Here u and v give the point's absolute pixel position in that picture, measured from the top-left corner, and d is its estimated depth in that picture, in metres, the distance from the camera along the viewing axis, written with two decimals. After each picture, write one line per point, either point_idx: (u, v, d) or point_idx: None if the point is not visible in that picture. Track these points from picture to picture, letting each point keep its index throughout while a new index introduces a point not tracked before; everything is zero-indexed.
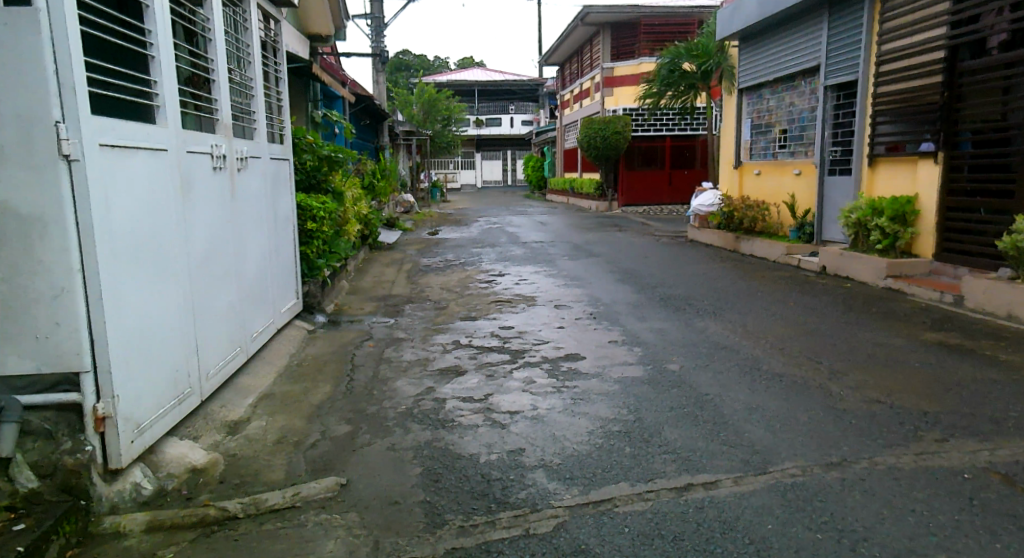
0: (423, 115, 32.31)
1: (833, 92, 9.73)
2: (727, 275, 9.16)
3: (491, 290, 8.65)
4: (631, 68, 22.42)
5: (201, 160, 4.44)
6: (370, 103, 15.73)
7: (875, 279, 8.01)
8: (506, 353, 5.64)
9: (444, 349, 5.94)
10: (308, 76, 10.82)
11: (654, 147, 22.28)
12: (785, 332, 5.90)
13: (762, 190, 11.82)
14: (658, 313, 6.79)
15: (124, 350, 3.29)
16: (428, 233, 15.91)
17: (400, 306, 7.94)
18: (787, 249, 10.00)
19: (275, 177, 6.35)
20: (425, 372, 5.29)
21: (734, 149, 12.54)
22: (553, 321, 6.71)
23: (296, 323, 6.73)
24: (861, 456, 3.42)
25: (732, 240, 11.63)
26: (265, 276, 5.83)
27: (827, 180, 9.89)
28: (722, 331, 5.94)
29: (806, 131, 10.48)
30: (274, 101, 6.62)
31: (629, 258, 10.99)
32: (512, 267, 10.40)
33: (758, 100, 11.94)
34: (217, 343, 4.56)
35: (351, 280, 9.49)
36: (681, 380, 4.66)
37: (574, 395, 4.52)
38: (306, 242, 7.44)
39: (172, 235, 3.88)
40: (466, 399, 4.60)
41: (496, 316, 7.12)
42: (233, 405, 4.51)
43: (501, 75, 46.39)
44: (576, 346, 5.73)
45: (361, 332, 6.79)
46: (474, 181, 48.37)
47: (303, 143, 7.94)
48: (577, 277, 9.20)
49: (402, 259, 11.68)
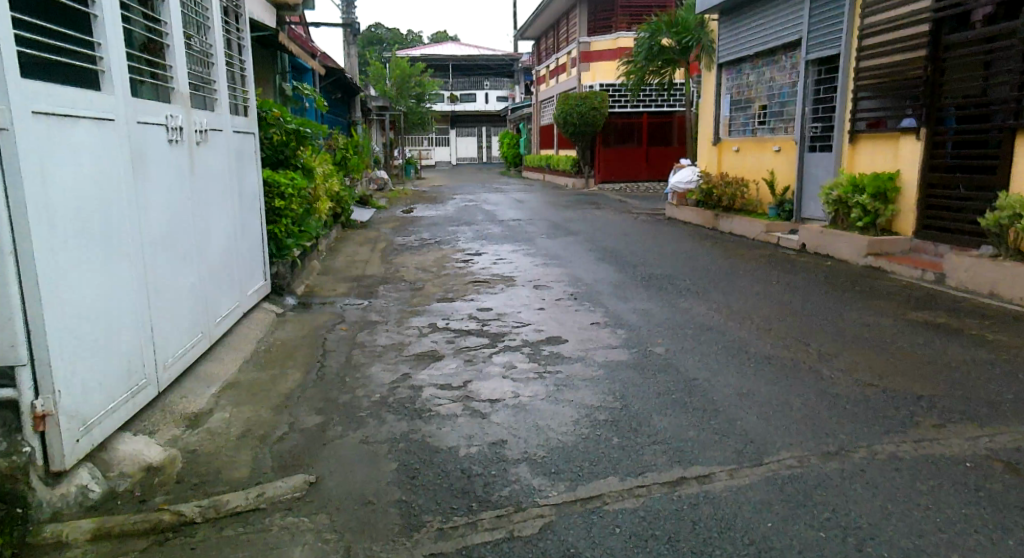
0: (396, 91, 31.71)
1: (814, 66, 9.49)
2: (708, 253, 9.01)
3: (468, 270, 8.41)
4: (608, 43, 22.05)
5: (154, 132, 4.15)
6: (341, 76, 15.29)
7: (855, 257, 7.86)
8: (485, 337, 5.41)
9: (419, 333, 5.68)
10: (276, 47, 10.40)
11: (631, 124, 22.03)
12: (770, 312, 5.73)
13: (741, 167, 11.65)
14: (641, 293, 6.59)
15: (64, 339, 3.04)
16: (402, 211, 15.56)
17: (374, 287, 7.65)
18: (766, 228, 9.85)
19: (241, 152, 6.07)
20: (401, 357, 5.05)
21: (713, 125, 12.36)
22: (533, 302, 6.49)
23: (263, 307, 6.44)
24: (860, 444, 3.21)
25: (710, 218, 11.49)
26: (231, 256, 5.56)
27: (806, 156, 9.68)
28: (708, 311, 5.76)
29: (786, 107, 10.31)
30: (237, 70, 6.29)
31: (607, 236, 10.79)
32: (489, 246, 10.16)
33: (738, 75, 11.72)
34: (176, 328, 4.32)
35: (324, 260, 9.17)
36: (667, 364, 4.45)
37: (557, 381, 4.32)
38: (274, 220, 7.13)
39: (122, 212, 3.63)
40: (444, 387, 4.37)
41: (473, 297, 6.89)
42: (195, 396, 4.28)
43: (476, 50, 45.70)
44: (558, 328, 5.50)
45: (333, 314, 6.51)
46: (448, 158, 47.82)
47: (269, 117, 7.58)
48: (556, 256, 8.98)
49: (376, 237, 11.39)
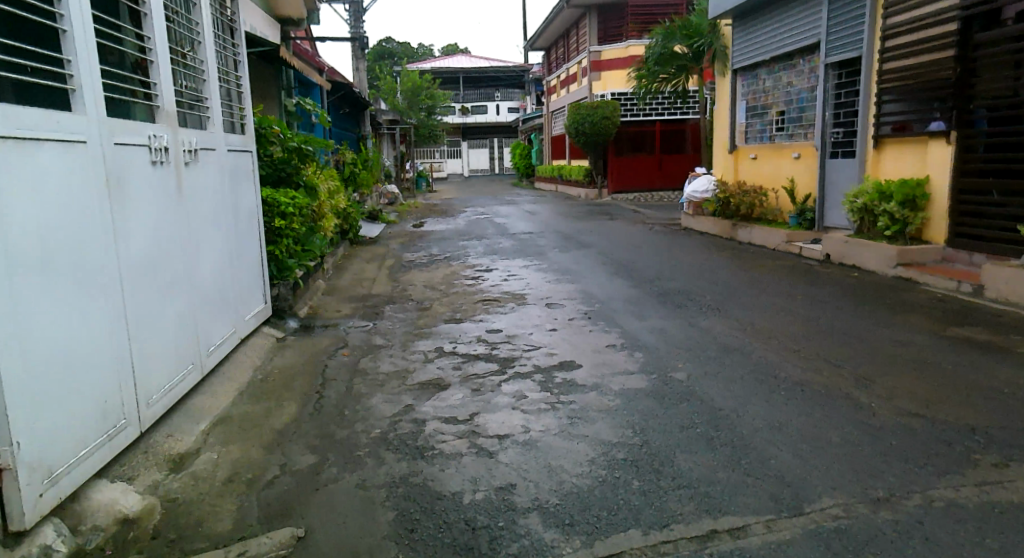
0: (406, 104, 31.59)
1: (834, 69, 9.11)
2: (727, 265, 8.65)
3: (478, 287, 8.10)
4: (618, 51, 21.67)
5: (135, 154, 3.91)
6: (349, 90, 15.09)
7: (884, 267, 7.46)
8: (494, 362, 5.09)
9: (425, 358, 5.37)
10: (279, 62, 10.20)
11: (643, 131, 21.69)
12: (798, 330, 5.37)
13: (759, 175, 11.29)
14: (658, 311, 6.25)
15: (15, 381, 2.79)
16: (412, 226, 15.32)
17: (379, 307, 7.36)
18: (787, 237, 9.47)
19: (237, 172, 5.83)
20: (404, 387, 4.73)
21: (729, 132, 12.01)
22: (544, 322, 6.16)
23: (262, 331, 6.16)
24: (913, 490, 2.84)
25: (728, 228, 11.13)
26: (224, 280, 5.32)
27: (828, 163, 9.30)
28: (731, 330, 5.40)
29: (805, 112, 9.95)
30: (234, 87, 6.07)
31: (621, 249, 10.45)
32: (499, 261, 9.85)
33: (754, 81, 11.38)
34: (162, 361, 4.07)
35: (329, 279, 8.90)
36: (690, 391, 4.10)
37: (570, 413, 3.98)
38: (274, 240, 6.86)
39: (93, 241, 3.38)
40: (448, 421, 4.05)
41: (483, 317, 6.57)
42: (182, 433, 4.01)
43: (487, 62, 45.62)
44: (571, 352, 5.17)
45: (336, 338, 6.22)
46: (460, 170, 47.65)
47: (269, 133, 7.33)
48: (569, 271, 8.66)
49: (384, 254, 11.12)
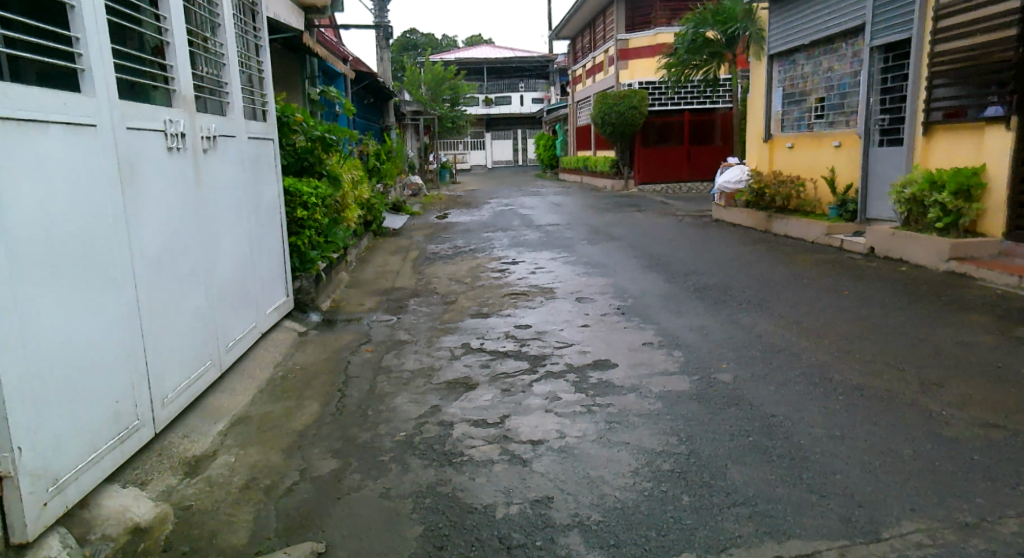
0: (430, 95, 31.39)
1: (880, 53, 8.69)
2: (764, 259, 8.32)
3: (505, 280, 7.84)
4: (647, 39, 21.31)
5: (150, 140, 3.69)
6: (373, 80, 14.89)
7: (934, 261, 7.09)
8: (524, 360, 4.83)
9: (451, 355, 5.13)
10: (303, 50, 10.01)
11: (672, 122, 21.39)
12: (848, 328, 5.04)
13: (796, 165, 10.91)
14: (695, 307, 5.95)
15: (16, 384, 2.59)
16: (436, 217, 15.09)
17: (403, 301, 7.15)
18: (826, 229, 9.11)
19: (258, 161, 5.62)
20: (429, 386, 4.49)
21: (764, 120, 11.64)
22: (575, 318, 5.89)
23: (284, 326, 5.96)
24: (1001, 514, 2.53)
25: (763, 220, 10.78)
26: (244, 273, 5.11)
27: (872, 151, 8.91)
28: (775, 328, 5.10)
29: (847, 99, 9.55)
30: (255, 72, 5.87)
31: (651, 241, 10.14)
32: (526, 253, 9.60)
33: (792, 66, 10.97)
34: (177, 359, 3.87)
35: (352, 272, 8.70)
36: (737, 396, 3.82)
37: (608, 418, 3.72)
38: (296, 232, 6.66)
39: (102, 232, 3.17)
40: (478, 424, 3.80)
41: (510, 312, 6.31)
42: (199, 434, 3.80)
43: (511, 53, 45.27)
44: (605, 350, 4.90)
45: (359, 333, 6.00)
46: (484, 162, 47.38)
47: (291, 121, 7.12)
48: (598, 264, 8.38)
49: (408, 246, 10.91)
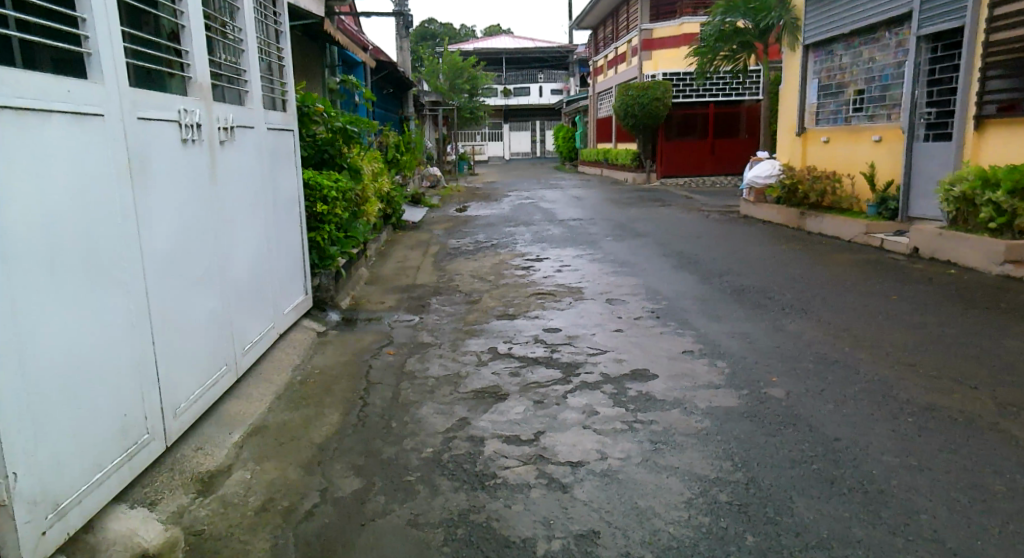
0: (449, 86, 31.09)
1: (928, 43, 8.30)
2: (800, 259, 7.98)
3: (530, 279, 7.56)
4: (672, 29, 20.80)
5: (162, 131, 3.41)
6: (392, 69, 14.61)
7: (986, 263, 6.74)
8: (556, 368, 4.55)
9: (478, 361, 4.86)
10: (323, 37, 9.74)
11: (695, 114, 21.06)
12: (903, 338, 4.71)
13: (831, 160, 10.59)
14: (734, 311, 5.64)
15: (11, 402, 2.33)
16: (455, 210, 14.81)
17: (425, 300, 6.88)
18: (865, 228, 8.79)
19: (276, 152, 5.35)
20: (456, 395, 4.22)
21: (798, 114, 11.30)
22: (607, 321, 5.60)
23: (302, 325, 5.71)
24: None
25: (796, 217, 10.43)
26: (261, 271, 4.84)
27: (917, 146, 8.55)
28: (824, 337, 4.79)
29: (890, 91, 9.18)
30: (275, 60, 5.60)
31: (679, 238, 9.81)
32: (550, 250, 9.31)
33: (829, 57, 10.58)
34: (191, 366, 3.60)
35: (371, 267, 8.44)
36: (792, 416, 3.52)
37: (653, 437, 3.43)
38: (316, 226, 6.41)
39: (108, 231, 2.90)
40: (511, 441, 3.53)
41: (538, 314, 6.03)
42: (213, 446, 3.54)
43: (531, 43, 44.80)
44: (642, 358, 4.61)
45: (380, 335, 5.74)
46: (502, 153, 46.97)
47: (311, 111, 6.83)
48: (626, 263, 8.07)
49: (428, 240, 10.65)
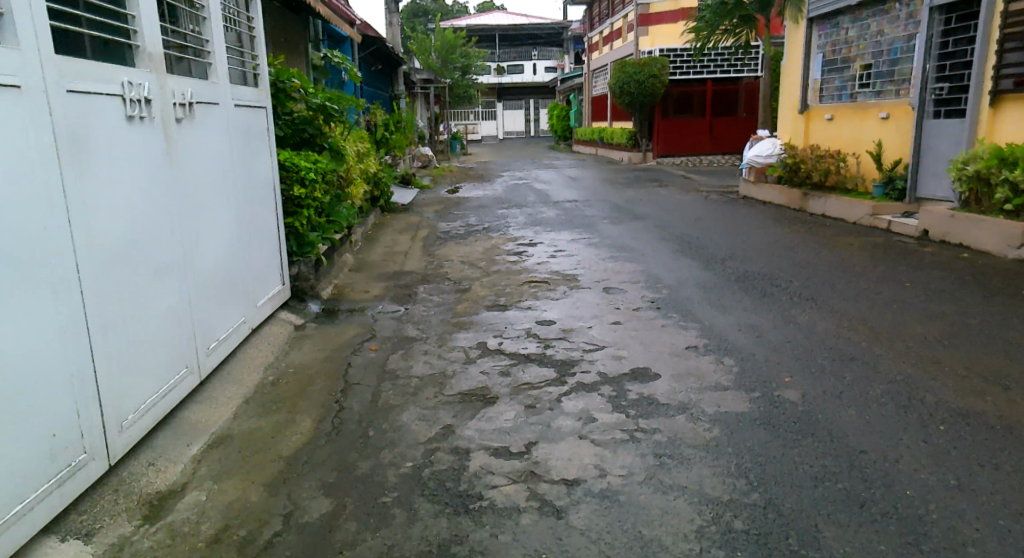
0: (441, 63, 30.50)
1: (941, 14, 7.89)
2: (805, 242, 7.63)
3: (522, 265, 7.19)
4: (669, 3, 20.23)
5: (102, 107, 3.01)
6: (381, 45, 14.13)
7: (1003, 247, 6.39)
8: (550, 367, 4.19)
9: (466, 358, 4.49)
10: (306, 11, 9.28)
11: (693, 92, 20.59)
12: (925, 331, 4.36)
13: (835, 138, 10.23)
14: (741, 301, 5.29)
15: None
16: (447, 191, 14.41)
17: (412, 288, 6.51)
18: (872, 209, 8.44)
19: (248, 132, 4.93)
20: (441, 398, 3.86)
21: (801, 90, 10.92)
22: (605, 312, 5.25)
23: (278, 318, 5.33)
24: None
25: (798, 198, 10.09)
26: (231, 261, 4.44)
27: (927, 123, 8.18)
28: (839, 330, 4.44)
29: (899, 66, 8.79)
30: (244, 32, 5.20)
31: (678, 220, 9.45)
32: (544, 233, 8.94)
33: (834, 30, 10.18)
34: (144, 372, 3.23)
35: (358, 253, 8.06)
36: (811, 423, 3.18)
37: (657, 449, 3.08)
38: (294, 211, 6.01)
39: (31, 224, 2.51)
40: (499, 453, 3.18)
41: (531, 304, 5.67)
42: (168, 462, 3.18)
43: (525, 19, 44.07)
44: (643, 355, 4.26)
45: (363, 327, 5.37)
46: (495, 132, 46.31)
47: (288, 88, 6.36)
48: (624, 247, 7.70)
49: (418, 223, 10.27)
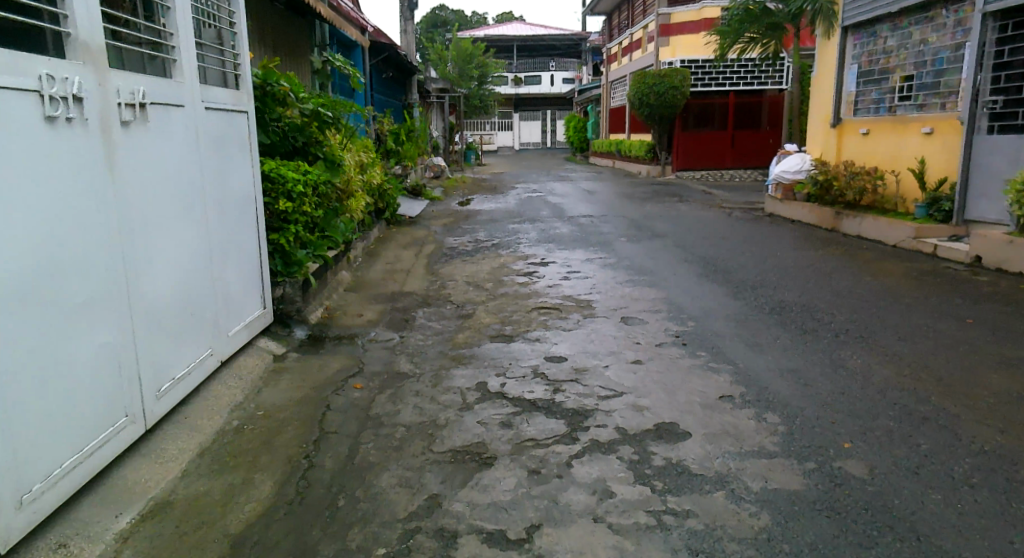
0: (457, 73, 30.04)
1: (995, 20, 7.22)
2: (843, 268, 6.98)
3: (532, 287, 6.57)
4: (690, 13, 19.61)
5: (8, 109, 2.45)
6: (392, 52, 13.61)
7: None
8: (559, 419, 3.57)
9: (463, 402, 3.88)
10: (308, 12, 8.75)
11: (714, 104, 20.00)
12: (1003, 384, 3.69)
13: (871, 154, 9.58)
14: (778, 338, 4.63)
15: None
16: (457, 203, 13.83)
17: (410, 312, 5.91)
18: (915, 232, 7.79)
19: (221, 138, 4.35)
20: (429, 457, 3.24)
21: (834, 103, 10.27)
22: (624, 348, 4.61)
23: (256, 347, 4.74)
24: None
25: (831, 217, 9.43)
26: (194, 286, 3.86)
27: (978, 140, 7.50)
28: (901, 380, 3.79)
29: (945, 77, 8.13)
30: (225, 26, 4.63)
31: (701, 240, 8.80)
32: (557, 251, 8.32)
33: (871, 40, 9.50)
34: (62, 428, 2.66)
35: (355, 270, 7.48)
36: (886, 515, 2.53)
37: (693, 543, 2.45)
38: (280, 226, 5.44)
39: None
40: (494, 540, 2.56)
41: (541, 335, 5.05)
42: (85, 541, 2.60)
43: (544, 30, 43.63)
44: (669, 406, 3.63)
45: (350, 359, 4.77)
46: (511, 143, 45.67)
47: (278, 91, 5.74)
48: (643, 270, 7.07)
49: (424, 238, 9.68)
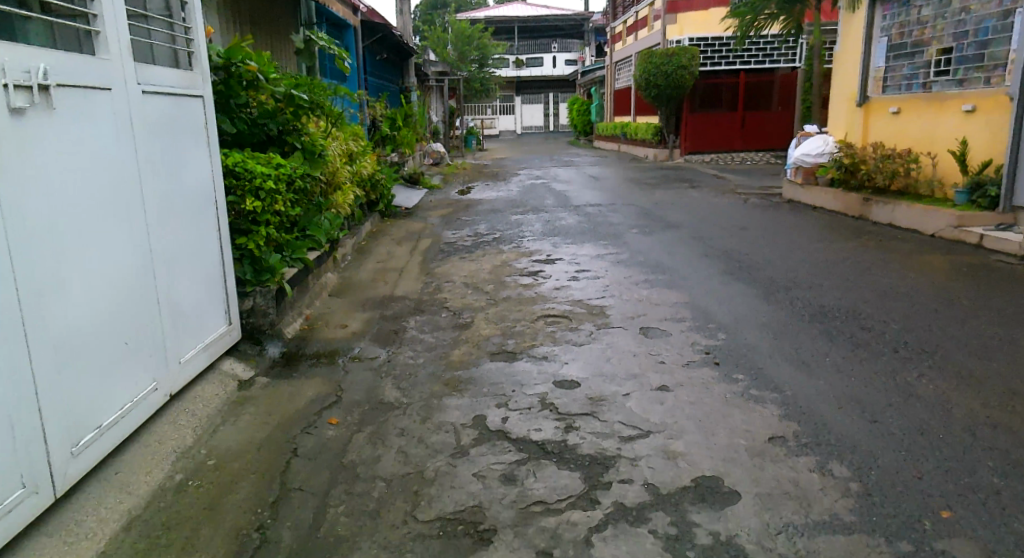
0: (456, 57, 29.15)
1: None
2: (882, 264, 6.28)
3: (538, 290, 5.87)
4: None
5: None
6: (383, 32, 12.83)
7: None
8: (574, 470, 2.90)
9: (457, 446, 3.20)
10: None
11: (722, 84, 19.17)
12: None
13: (903, 135, 8.85)
14: (828, 355, 3.95)
15: None
16: (458, 192, 13.10)
17: (401, 322, 5.24)
18: (958, 219, 7.09)
19: (166, 128, 3.65)
20: (413, 529, 2.58)
21: (861, 80, 9.51)
22: (648, 370, 3.92)
23: (217, 371, 4.07)
24: None
25: (858, 204, 8.72)
26: (131, 310, 3.19)
27: None
28: (990, 415, 3.10)
29: (989, 48, 7.37)
30: None
31: (720, 232, 8.09)
32: (564, 246, 7.62)
33: (902, 9, 8.68)
34: None
35: (343, 272, 6.80)
36: None
37: None
38: (248, 228, 4.75)
39: None
40: None
41: (549, 351, 4.37)
42: None
43: (545, 11, 42.62)
44: (710, 451, 2.95)
45: (328, 383, 4.10)
46: (514, 127, 44.71)
47: (243, 73, 5.02)
48: (660, 267, 6.37)
49: (420, 231, 8.98)
